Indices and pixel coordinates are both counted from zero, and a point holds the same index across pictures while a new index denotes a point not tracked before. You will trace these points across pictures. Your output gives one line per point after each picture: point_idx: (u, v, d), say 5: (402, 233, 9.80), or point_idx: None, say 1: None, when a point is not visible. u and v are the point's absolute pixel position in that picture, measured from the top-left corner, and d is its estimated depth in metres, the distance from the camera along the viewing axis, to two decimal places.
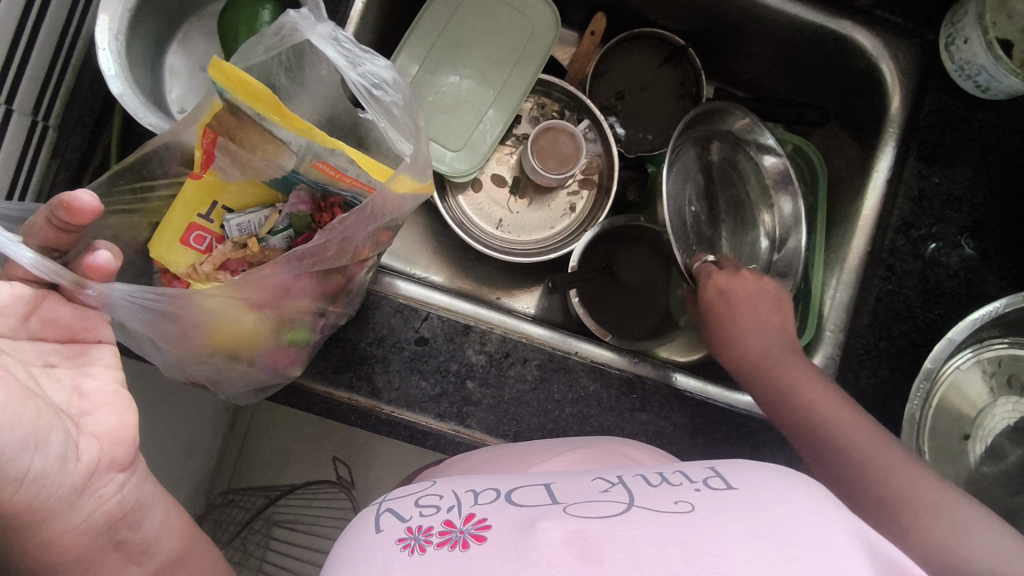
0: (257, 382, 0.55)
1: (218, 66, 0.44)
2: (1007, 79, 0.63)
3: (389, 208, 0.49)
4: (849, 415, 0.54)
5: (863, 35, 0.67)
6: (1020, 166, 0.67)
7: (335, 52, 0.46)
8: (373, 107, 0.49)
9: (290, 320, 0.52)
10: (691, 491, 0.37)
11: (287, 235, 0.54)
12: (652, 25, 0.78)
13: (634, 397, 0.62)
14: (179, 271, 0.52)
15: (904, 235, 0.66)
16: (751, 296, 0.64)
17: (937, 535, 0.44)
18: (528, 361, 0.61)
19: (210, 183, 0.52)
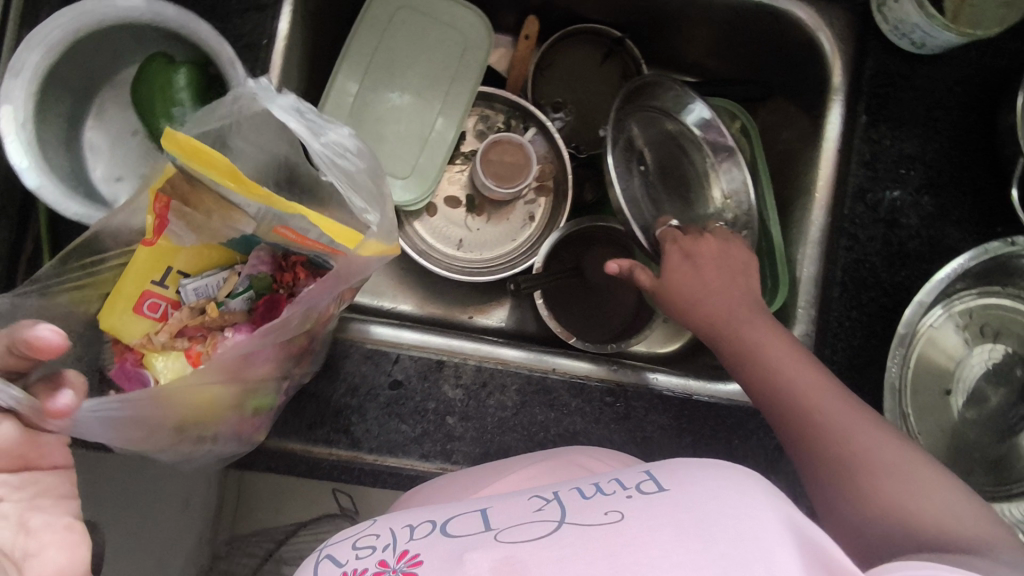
0: (221, 453, 0.54)
1: (169, 136, 0.46)
2: (942, 34, 0.62)
3: (352, 272, 0.49)
4: (814, 375, 0.52)
5: (795, 6, 0.67)
6: (971, 116, 0.66)
7: (299, 123, 0.49)
8: (338, 176, 0.51)
9: (252, 390, 0.51)
10: (622, 498, 0.36)
11: (246, 297, 0.53)
12: (586, 20, 0.77)
13: (617, 407, 0.61)
14: (133, 342, 0.50)
15: (861, 200, 0.65)
16: (713, 257, 0.64)
17: (892, 496, 0.45)
18: (506, 387, 0.60)
19: (163, 248, 0.51)
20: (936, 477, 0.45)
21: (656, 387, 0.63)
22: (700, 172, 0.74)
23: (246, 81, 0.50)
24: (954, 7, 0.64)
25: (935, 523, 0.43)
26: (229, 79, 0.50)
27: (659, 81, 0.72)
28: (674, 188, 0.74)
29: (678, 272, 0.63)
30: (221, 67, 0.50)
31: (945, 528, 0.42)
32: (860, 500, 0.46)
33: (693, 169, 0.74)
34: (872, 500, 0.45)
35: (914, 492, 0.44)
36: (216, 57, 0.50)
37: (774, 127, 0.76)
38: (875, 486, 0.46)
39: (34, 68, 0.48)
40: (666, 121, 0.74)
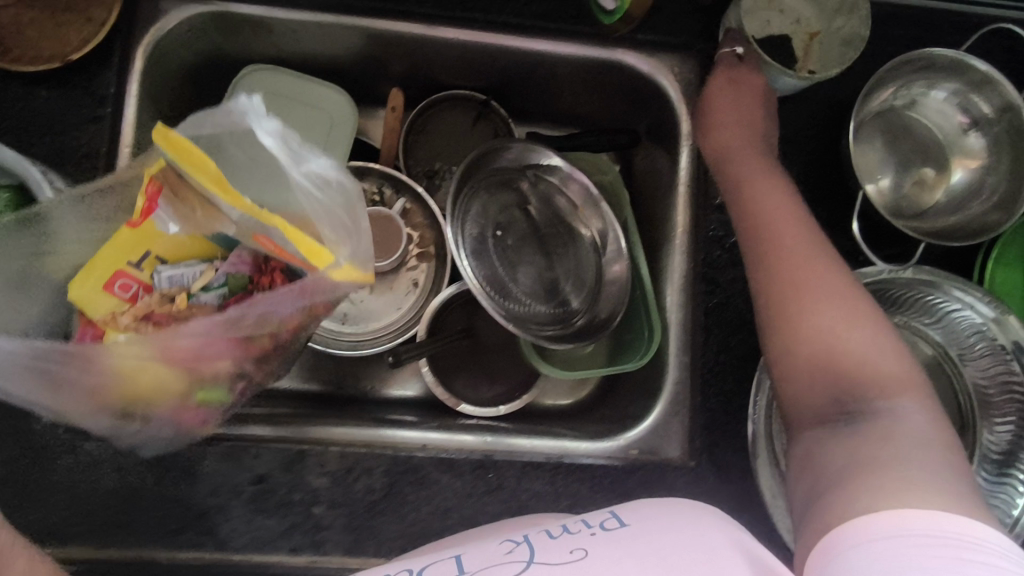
0: (160, 440, 0.56)
1: (162, 132, 0.50)
2: (783, 78, 0.63)
3: (319, 289, 0.52)
4: (811, 237, 0.54)
5: (635, 59, 0.68)
6: (828, 149, 0.66)
7: (280, 150, 0.53)
8: (311, 205, 0.54)
9: (201, 382, 0.54)
10: (588, 535, 0.44)
11: (221, 293, 0.55)
12: (449, 87, 0.78)
13: (489, 477, 0.60)
14: (97, 317, 0.52)
15: (717, 245, 0.66)
16: (739, 104, 0.63)
17: (827, 358, 0.48)
18: (373, 470, 0.59)
19: (146, 230, 0.53)
20: (889, 346, 0.49)
21: (529, 454, 0.62)
22: (571, 224, 0.72)
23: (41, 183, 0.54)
24: (804, 46, 0.64)
25: (871, 365, 0.48)
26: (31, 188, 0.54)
27: (504, 144, 0.70)
28: (547, 246, 0.73)
29: (729, 133, 0.63)
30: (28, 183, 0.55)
31: (875, 367, 0.48)
32: (802, 356, 0.49)
33: (561, 221, 0.72)
34: (807, 356, 0.49)
35: (858, 349, 0.48)
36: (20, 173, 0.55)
37: (647, 173, 0.76)
38: (829, 338, 0.49)
39: None
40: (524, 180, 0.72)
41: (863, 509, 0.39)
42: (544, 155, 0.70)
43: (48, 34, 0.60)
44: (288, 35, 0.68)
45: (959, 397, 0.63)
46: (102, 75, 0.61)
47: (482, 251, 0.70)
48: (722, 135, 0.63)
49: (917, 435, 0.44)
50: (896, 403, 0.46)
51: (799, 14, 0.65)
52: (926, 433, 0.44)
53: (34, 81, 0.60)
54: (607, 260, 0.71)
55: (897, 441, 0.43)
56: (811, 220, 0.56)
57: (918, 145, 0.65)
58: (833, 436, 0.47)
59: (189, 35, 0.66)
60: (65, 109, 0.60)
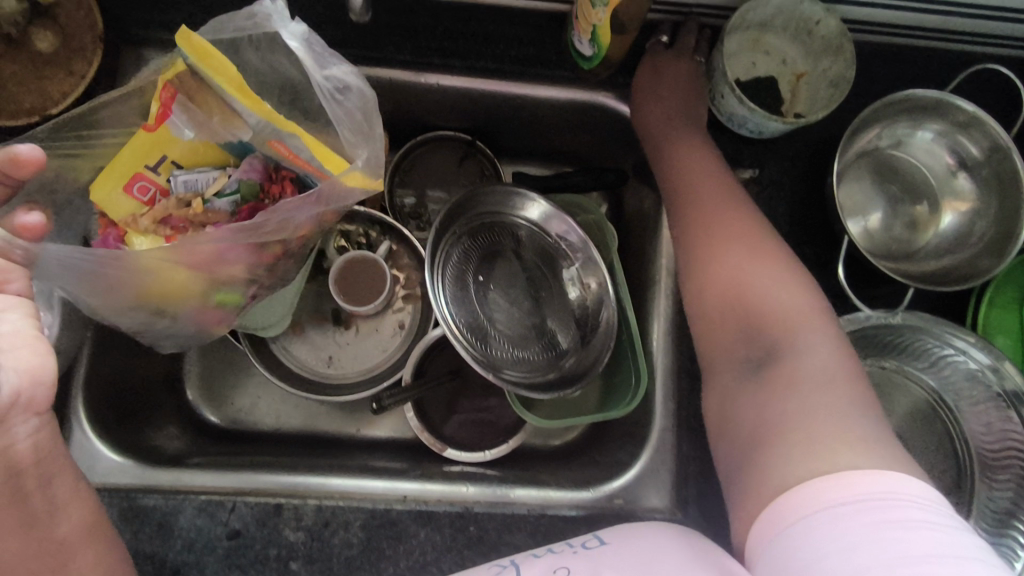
0: (182, 334, 0.61)
1: (185, 35, 0.52)
2: (771, 124, 0.60)
3: (337, 196, 0.56)
4: (728, 205, 0.56)
5: (617, 102, 0.68)
6: (815, 191, 0.65)
7: (303, 50, 0.54)
8: (331, 106, 0.57)
9: (222, 285, 0.57)
10: (570, 554, 0.51)
11: (233, 199, 0.60)
12: (436, 128, 0.78)
13: (469, 532, 0.58)
14: (119, 219, 0.57)
15: None
16: (666, 79, 0.63)
17: (740, 314, 0.51)
18: (350, 523, 0.58)
19: (161, 137, 0.57)
20: (801, 291, 0.50)
21: (513, 505, 0.61)
22: (559, 268, 0.71)
23: None
24: (791, 88, 0.65)
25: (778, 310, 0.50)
26: None
27: (491, 188, 0.69)
28: (536, 290, 0.72)
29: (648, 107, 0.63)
30: None
31: (786, 312, 0.49)
32: (720, 316, 0.52)
33: (548, 265, 0.71)
34: (725, 313, 0.52)
35: (771, 299, 0.50)
36: None
37: (635, 212, 0.75)
38: (741, 298, 0.51)
39: None
40: (514, 225, 0.71)
41: (780, 483, 0.42)
42: (529, 200, 0.70)
43: (31, 88, 0.61)
44: None
45: (955, 445, 0.61)
46: None
47: (467, 297, 0.69)
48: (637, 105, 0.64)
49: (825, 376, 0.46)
50: (803, 345, 0.48)
51: (783, 56, 0.64)
52: (829, 369, 0.46)
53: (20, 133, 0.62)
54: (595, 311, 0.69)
55: (806, 386, 0.46)
56: (730, 184, 0.58)
57: (906, 184, 0.64)
58: (748, 394, 0.48)
59: None
60: None
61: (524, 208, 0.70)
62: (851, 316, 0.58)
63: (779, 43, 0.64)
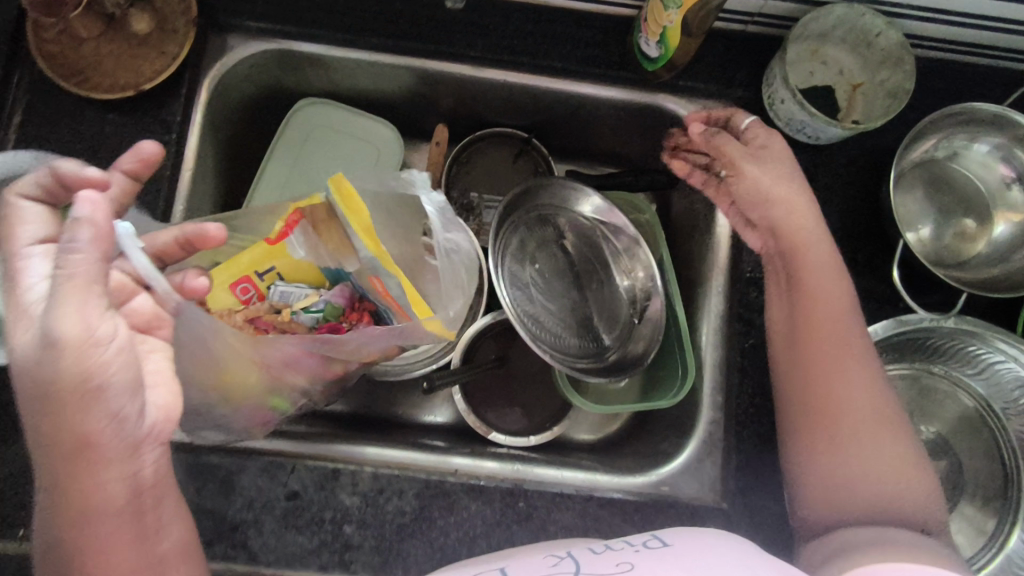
0: (224, 427, 0.60)
1: (338, 182, 0.58)
2: (829, 128, 0.62)
3: (412, 334, 0.59)
4: (863, 372, 0.55)
5: (675, 103, 0.69)
6: (865, 197, 0.66)
7: (434, 215, 0.60)
8: (440, 263, 0.62)
9: (279, 389, 0.60)
10: (631, 552, 0.47)
11: (316, 317, 0.63)
12: (495, 125, 0.81)
13: (518, 507, 0.61)
14: (216, 310, 0.60)
15: (755, 286, 0.66)
16: (790, 175, 0.60)
17: (849, 468, 0.53)
18: (404, 492, 0.60)
19: (278, 249, 0.61)
20: (909, 461, 0.53)
21: (559, 484, 0.63)
22: (609, 262, 0.73)
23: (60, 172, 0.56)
24: (847, 96, 0.66)
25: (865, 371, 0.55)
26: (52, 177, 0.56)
27: (547, 182, 0.72)
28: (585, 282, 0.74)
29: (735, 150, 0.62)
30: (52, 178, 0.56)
31: (896, 487, 0.51)
32: (831, 470, 0.53)
33: (598, 259, 0.73)
34: (833, 460, 0.53)
35: (880, 463, 0.52)
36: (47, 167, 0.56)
37: (686, 212, 0.77)
38: (853, 460, 0.53)
39: None
40: (563, 218, 0.73)
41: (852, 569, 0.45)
42: (583, 195, 0.71)
43: (124, 65, 0.64)
44: (343, 70, 0.72)
45: (1000, 452, 0.63)
46: (171, 105, 0.65)
47: (520, 283, 0.72)
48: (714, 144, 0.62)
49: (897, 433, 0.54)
50: (908, 521, 0.50)
51: (841, 65, 0.66)
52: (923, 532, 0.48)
53: (108, 106, 0.64)
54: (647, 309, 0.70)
55: (874, 438, 0.53)
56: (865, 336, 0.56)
57: (959, 195, 0.65)
58: (823, 482, 0.53)
59: (252, 69, 0.70)
60: (136, 133, 0.64)
61: (576, 203, 0.72)
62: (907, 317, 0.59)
63: (837, 53, 0.66)
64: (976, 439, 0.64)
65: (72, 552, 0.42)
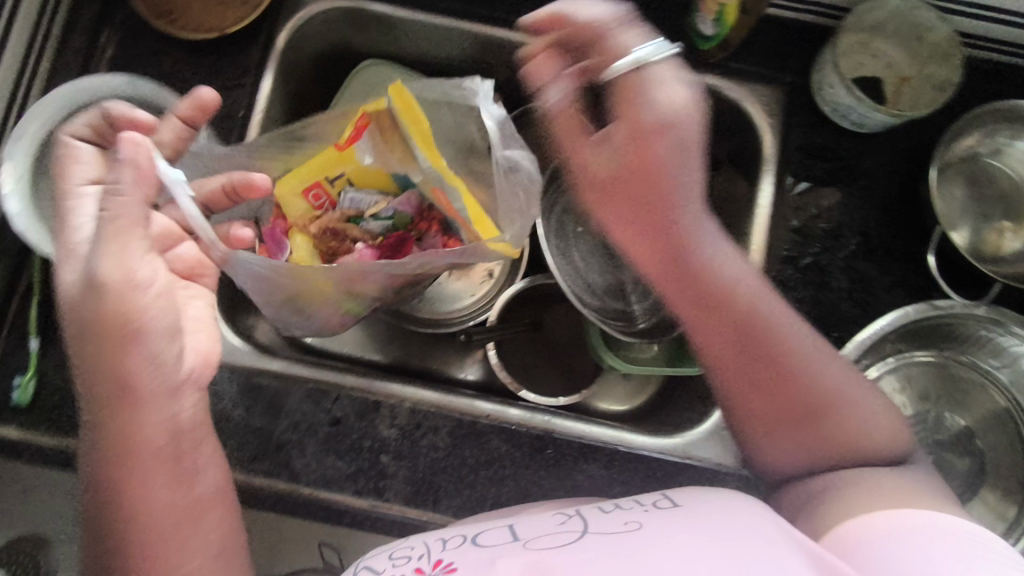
0: (305, 328, 0.66)
1: (399, 89, 0.63)
2: (874, 114, 0.65)
3: (477, 253, 0.60)
4: (778, 324, 0.53)
5: (725, 84, 0.71)
6: (902, 187, 0.69)
7: (494, 127, 0.62)
8: (497, 176, 0.64)
9: (355, 296, 0.64)
10: (642, 512, 0.47)
11: (385, 223, 0.69)
12: None
13: (546, 453, 0.63)
14: (291, 215, 0.67)
15: (791, 265, 0.68)
16: (644, 151, 0.57)
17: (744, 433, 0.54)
18: (439, 429, 0.63)
19: (348, 156, 0.67)
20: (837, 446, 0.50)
21: (587, 438, 0.65)
22: None
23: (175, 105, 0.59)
24: (893, 89, 0.68)
25: (761, 341, 0.53)
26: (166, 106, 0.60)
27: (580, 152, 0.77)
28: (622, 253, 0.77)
29: (639, 151, 0.57)
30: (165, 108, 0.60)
31: (805, 452, 0.51)
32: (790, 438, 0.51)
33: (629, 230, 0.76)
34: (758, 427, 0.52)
35: (780, 448, 0.52)
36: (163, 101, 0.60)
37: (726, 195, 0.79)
38: (777, 428, 0.52)
39: None
40: None
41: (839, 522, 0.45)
42: None
43: (211, 12, 0.68)
44: (409, 33, 0.76)
45: None
46: (250, 50, 0.69)
47: (565, 250, 0.76)
48: (644, 147, 0.57)
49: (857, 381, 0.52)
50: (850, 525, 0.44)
51: (890, 58, 0.68)
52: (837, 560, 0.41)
53: (193, 48, 0.68)
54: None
55: (839, 401, 0.51)
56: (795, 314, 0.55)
57: (1000, 192, 0.67)
58: (793, 448, 0.51)
59: (324, 26, 0.74)
60: (215, 74, 0.68)
61: None
62: (939, 302, 0.61)
63: (888, 47, 0.68)
64: (1002, 431, 0.65)
65: (114, 483, 0.46)
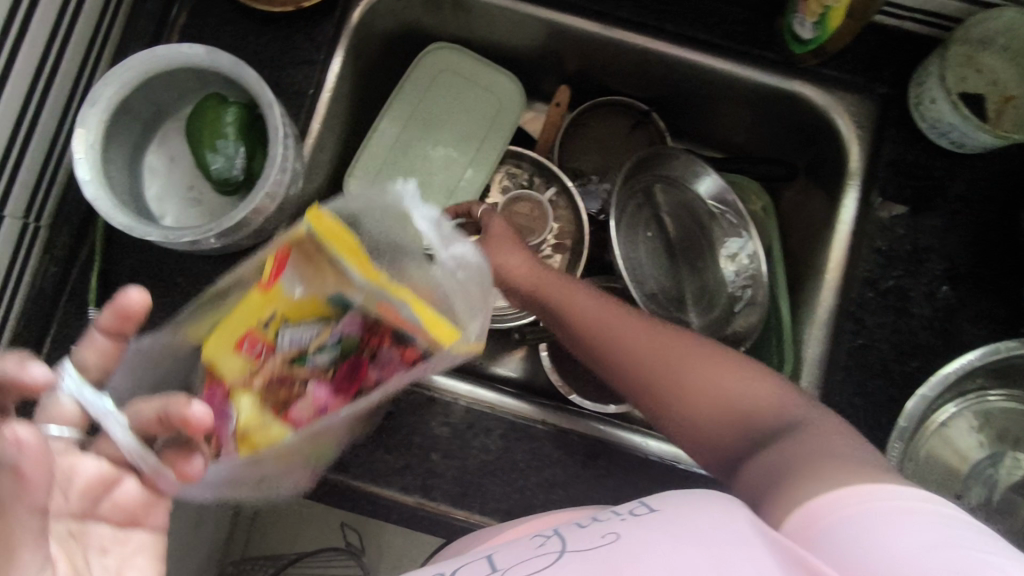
0: (276, 488, 0.55)
1: (317, 214, 0.49)
2: (978, 134, 0.61)
3: (439, 360, 0.51)
4: (622, 322, 0.56)
5: (814, 91, 0.67)
6: (993, 213, 0.65)
7: (429, 228, 0.51)
8: (443, 279, 0.53)
9: (319, 446, 0.53)
10: (618, 521, 0.38)
11: (334, 353, 0.56)
12: (617, 94, 0.81)
13: (599, 465, 0.61)
14: (227, 377, 0.52)
15: (871, 287, 0.64)
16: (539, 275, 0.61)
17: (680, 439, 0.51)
18: (491, 431, 0.61)
19: (274, 294, 0.52)
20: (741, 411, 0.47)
21: (644, 452, 0.63)
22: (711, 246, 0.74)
23: (254, 80, 0.56)
24: (997, 108, 0.63)
25: (604, 332, 0.56)
26: (240, 79, 0.56)
27: (669, 151, 0.73)
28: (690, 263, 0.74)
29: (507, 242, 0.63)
30: (237, 79, 0.57)
31: (718, 429, 0.48)
32: (703, 429, 0.49)
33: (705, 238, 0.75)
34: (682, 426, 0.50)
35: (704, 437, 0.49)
36: (235, 73, 0.56)
37: (801, 207, 0.75)
38: (695, 422, 0.49)
39: (108, 101, 0.55)
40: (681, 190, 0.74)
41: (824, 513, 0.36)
42: (702, 173, 0.73)
43: None
44: (484, 17, 0.74)
45: None
46: (323, 26, 0.67)
47: (633, 252, 0.73)
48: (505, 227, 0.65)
49: (732, 353, 0.51)
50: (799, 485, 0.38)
51: (997, 75, 0.64)
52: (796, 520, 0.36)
53: (266, 20, 0.66)
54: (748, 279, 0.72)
55: (722, 377, 0.49)
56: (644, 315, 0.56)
57: None
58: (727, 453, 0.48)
59: (398, 4, 0.72)
60: (286, 48, 0.66)
61: (696, 181, 0.73)
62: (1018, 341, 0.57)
63: (996, 63, 0.64)
64: None
65: None
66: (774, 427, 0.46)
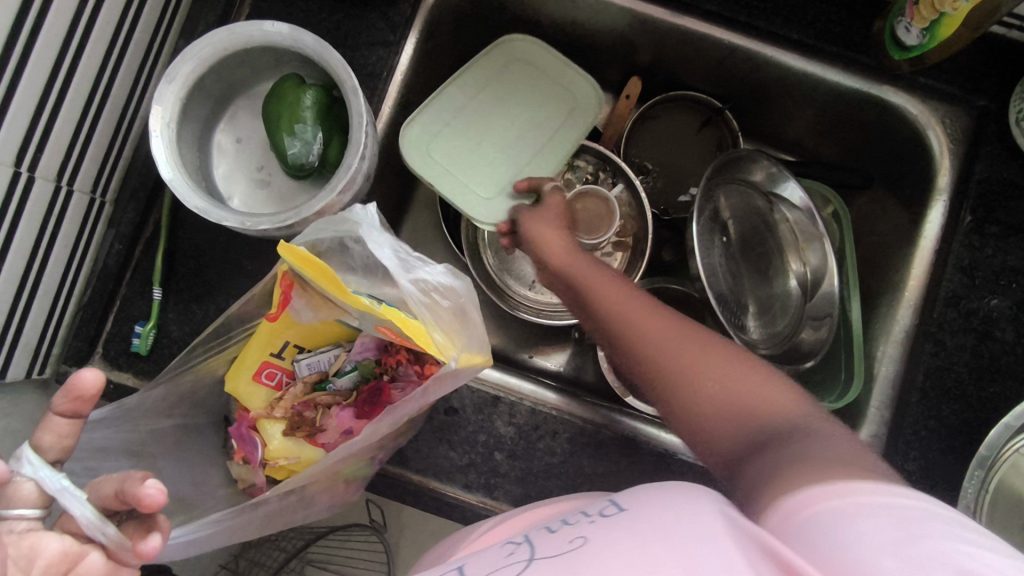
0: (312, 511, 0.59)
1: (288, 247, 0.47)
2: None
3: (440, 385, 0.49)
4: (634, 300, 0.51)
5: (906, 100, 0.65)
6: None
7: (391, 258, 0.49)
8: (418, 306, 0.50)
9: (348, 470, 0.54)
10: (587, 524, 0.34)
11: (353, 377, 0.57)
12: (689, 88, 0.78)
13: (664, 473, 0.60)
14: (256, 410, 0.55)
15: (953, 307, 0.62)
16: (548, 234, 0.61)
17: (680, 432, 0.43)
18: (557, 434, 0.60)
19: (284, 322, 0.54)
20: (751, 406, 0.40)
21: None
22: (781, 253, 0.72)
23: (338, 63, 0.53)
24: None
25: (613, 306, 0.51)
26: (324, 62, 0.54)
27: (753, 155, 0.71)
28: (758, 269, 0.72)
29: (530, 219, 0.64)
30: (318, 60, 0.55)
31: (726, 420, 0.40)
32: (711, 425, 0.41)
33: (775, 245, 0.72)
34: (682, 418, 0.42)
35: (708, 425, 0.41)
36: (318, 54, 0.54)
37: (874, 218, 0.73)
38: (700, 410, 0.41)
39: (187, 77, 0.54)
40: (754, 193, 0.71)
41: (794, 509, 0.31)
42: (784, 179, 0.70)
43: None
44: (562, 4, 0.71)
45: None
46: (400, 5, 0.65)
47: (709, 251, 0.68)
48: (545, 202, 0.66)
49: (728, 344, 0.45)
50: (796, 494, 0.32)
51: None
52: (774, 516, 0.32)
53: None
54: (818, 291, 0.69)
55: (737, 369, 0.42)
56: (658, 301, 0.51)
57: None
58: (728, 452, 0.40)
59: None
60: (361, 26, 0.64)
61: (778, 185, 0.71)
62: None
63: None
64: None
65: None
66: (779, 428, 0.38)
